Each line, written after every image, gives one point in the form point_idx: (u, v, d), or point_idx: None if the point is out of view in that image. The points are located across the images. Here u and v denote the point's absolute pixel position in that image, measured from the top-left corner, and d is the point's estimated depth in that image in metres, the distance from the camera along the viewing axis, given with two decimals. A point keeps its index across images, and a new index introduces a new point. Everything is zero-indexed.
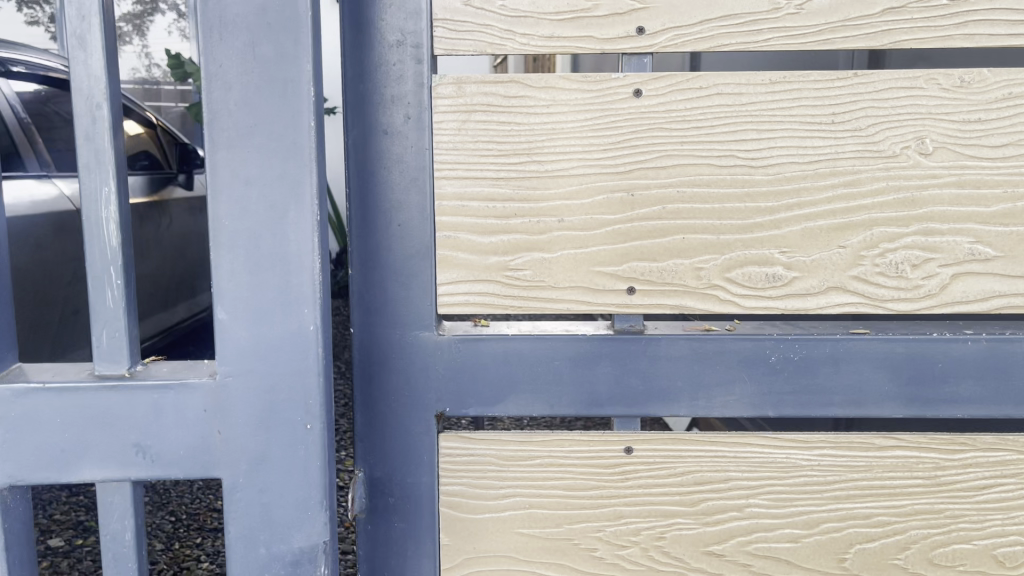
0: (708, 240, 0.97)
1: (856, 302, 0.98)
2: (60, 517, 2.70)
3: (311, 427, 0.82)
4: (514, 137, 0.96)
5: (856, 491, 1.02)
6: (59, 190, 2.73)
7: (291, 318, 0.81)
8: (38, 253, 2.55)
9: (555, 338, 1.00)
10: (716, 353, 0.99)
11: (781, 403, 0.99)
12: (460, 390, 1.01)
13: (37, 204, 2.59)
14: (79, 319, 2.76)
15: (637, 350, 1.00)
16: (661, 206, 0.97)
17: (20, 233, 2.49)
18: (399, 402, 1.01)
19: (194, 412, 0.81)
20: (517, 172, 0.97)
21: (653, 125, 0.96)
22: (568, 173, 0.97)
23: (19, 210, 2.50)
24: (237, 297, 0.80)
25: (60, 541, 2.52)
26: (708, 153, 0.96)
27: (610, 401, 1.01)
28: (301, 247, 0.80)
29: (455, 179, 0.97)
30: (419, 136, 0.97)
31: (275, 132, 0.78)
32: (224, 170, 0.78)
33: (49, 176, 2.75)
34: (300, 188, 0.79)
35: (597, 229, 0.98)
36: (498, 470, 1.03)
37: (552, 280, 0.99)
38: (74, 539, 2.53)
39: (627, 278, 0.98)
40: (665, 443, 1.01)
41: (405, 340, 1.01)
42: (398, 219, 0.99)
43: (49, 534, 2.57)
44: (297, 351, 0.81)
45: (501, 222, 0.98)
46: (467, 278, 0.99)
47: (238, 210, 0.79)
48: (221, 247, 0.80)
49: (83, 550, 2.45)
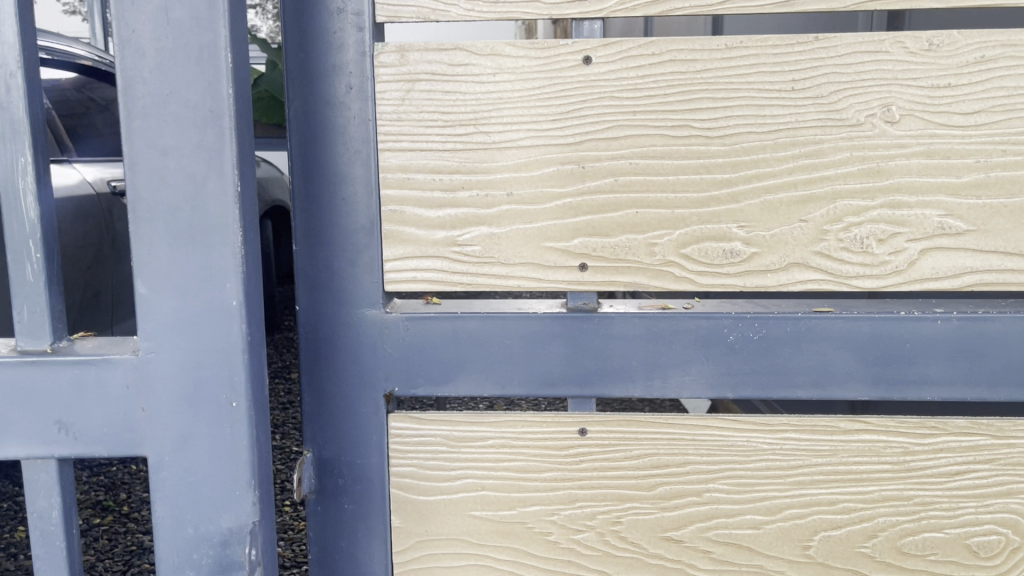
0: (661, 214, 0.93)
1: (820, 280, 0.94)
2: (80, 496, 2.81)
3: (236, 405, 0.80)
4: (459, 107, 0.93)
5: (821, 477, 0.97)
6: (80, 174, 2.73)
7: (212, 293, 0.78)
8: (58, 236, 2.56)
9: (505, 317, 0.97)
10: (672, 332, 0.95)
11: (740, 385, 0.95)
12: (408, 369, 0.98)
13: (58, 188, 2.60)
14: (100, 303, 2.76)
15: (589, 328, 0.96)
16: (612, 178, 0.93)
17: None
18: (347, 381, 0.99)
19: (117, 388, 0.80)
20: (463, 144, 0.93)
21: (604, 94, 0.92)
22: (515, 145, 0.93)
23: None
24: (158, 271, 0.78)
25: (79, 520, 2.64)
26: (662, 123, 0.92)
27: (562, 380, 0.97)
28: (221, 219, 0.77)
29: (400, 151, 0.94)
30: (362, 106, 0.94)
31: (192, 100, 0.76)
32: (141, 140, 0.77)
33: (69, 161, 2.74)
34: (218, 157, 0.76)
35: (546, 203, 0.94)
36: (449, 452, 1.00)
37: (501, 257, 0.96)
38: (92, 518, 2.65)
39: (578, 254, 0.95)
40: (620, 425, 0.98)
41: (351, 318, 0.98)
42: (343, 193, 0.96)
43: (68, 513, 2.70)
44: (219, 327, 0.79)
45: (447, 196, 0.95)
46: (415, 254, 0.96)
47: (156, 182, 0.77)
48: (140, 220, 0.78)
49: (101, 528, 2.58)
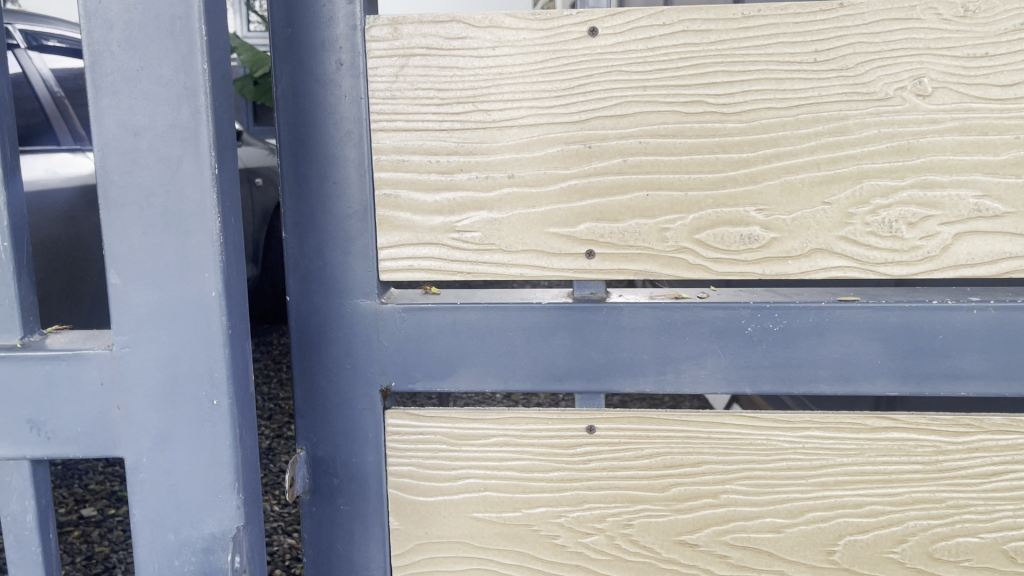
0: (674, 197, 0.87)
1: (845, 267, 0.87)
2: (95, 487, 2.80)
3: (217, 403, 0.75)
4: (456, 84, 0.87)
5: (846, 477, 0.91)
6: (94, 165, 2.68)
7: (190, 283, 0.73)
8: (72, 226, 2.50)
9: (507, 308, 0.91)
10: (685, 323, 0.89)
11: (758, 379, 0.89)
12: (405, 363, 0.93)
13: (73, 177, 2.55)
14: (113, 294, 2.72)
15: (597, 319, 0.90)
16: (621, 158, 0.87)
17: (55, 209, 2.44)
18: (341, 376, 0.94)
19: (90, 385, 0.75)
20: (461, 123, 0.87)
21: (611, 68, 0.85)
22: (517, 124, 0.87)
23: (51, 184, 2.45)
24: (131, 260, 0.73)
25: (93, 511, 2.63)
26: (674, 98, 0.85)
27: (569, 375, 0.91)
28: (198, 204, 0.72)
29: (394, 132, 0.89)
30: (353, 84, 0.88)
31: (164, 76, 0.70)
32: (111, 120, 0.72)
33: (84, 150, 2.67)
34: (193, 137, 0.71)
35: (550, 186, 0.88)
36: (450, 450, 0.94)
37: (503, 243, 0.90)
38: (107, 508, 2.65)
39: (585, 240, 0.89)
40: (631, 423, 0.92)
41: (344, 309, 0.93)
42: (336, 176, 0.90)
43: (82, 503, 2.70)
44: (198, 320, 0.74)
45: (445, 178, 0.89)
46: (412, 241, 0.91)
47: (127, 164, 0.72)
48: (112, 205, 0.73)
49: (115, 520, 2.57)
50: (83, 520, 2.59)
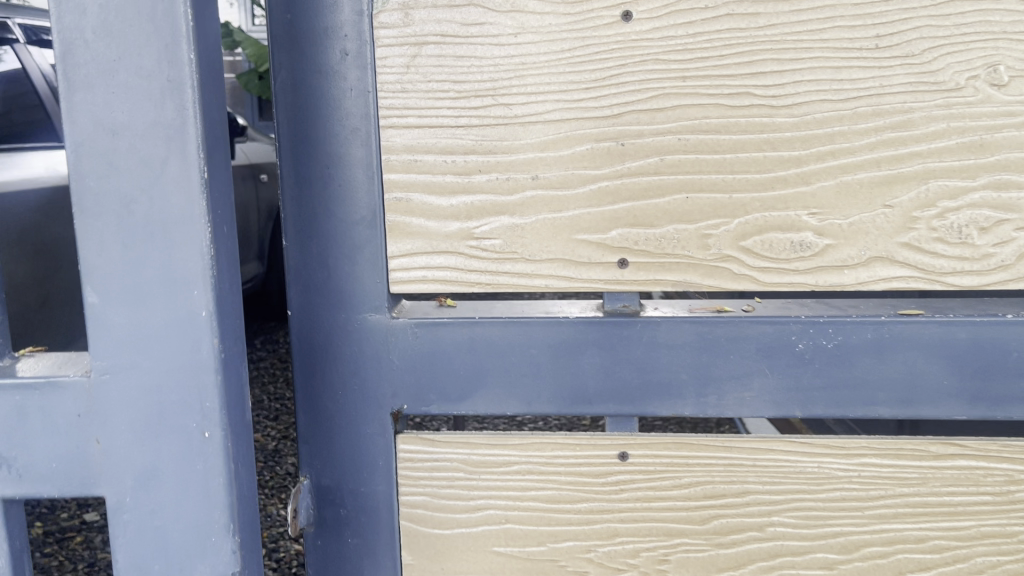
0: (717, 200, 0.78)
1: (907, 277, 0.78)
2: None
3: (208, 436, 0.67)
4: (474, 75, 0.78)
5: (906, 509, 0.82)
6: None
7: (176, 302, 0.65)
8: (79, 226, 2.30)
9: (531, 323, 0.82)
10: (729, 340, 0.80)
11: (810, 402, 0.80)
12: (418, 384, 0.84)
13: None
14: None
15: (631, 335, 0.81)
16: (658, 157, 0.78)
17: (60, 210, 2.22)
18: (347, 397, 0.85)
19: (66, 417, 0.67)
20: (479, 118, 0.79)
21: (647, 56, 0.76)
22: (542, 120, 0.78)
23: (54, 180, 2.21)
24: (109, 276, 0.65)
25: (96, 516, 2.56)
26: (717, 89, 0.76)
27: (599, 397, 0.82)
28: (184, 212, 0.63)
29: (404, 129, 0.80)
30: (360, 76, 0.79)
31: (145, 67, 0.62)
32: (85, 118, 0.63)
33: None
34: (178, 136, 0.63)
35: (578, 187, 0.79)
36: (467, 478, 0.85)
37: (526, 251, 0.81)
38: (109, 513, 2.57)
39: (617, 248, 0.80)
40: (668, 449, 0.83)
41: (351, 324, 0.84)
42: (341, 178, 0.81)
43: (85, 508, 2.62)
44: (186, 343, 0.65)
45: (461, 180, 0.80)
46: (425, 249, 0.82)
47: (104, 168, 0.63)
48: (87, 214, 0.64)
49: None
50: (86, 525, 2.52)
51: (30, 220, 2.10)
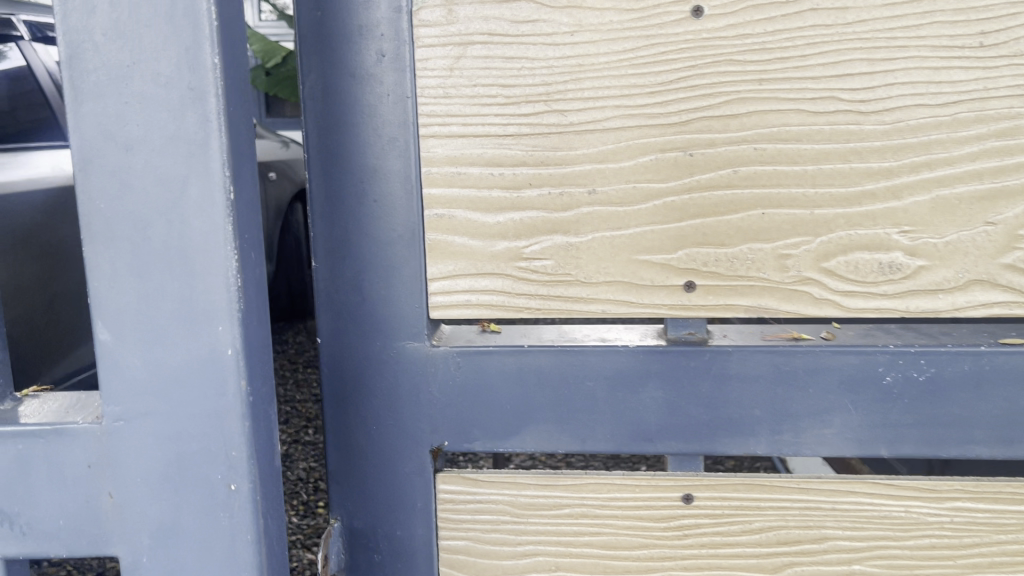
0: (796, 216, 0.70)
1: (1010, 303, 0.70)
2: None
3: (235, 489, 0.59)
4: (525, 78, 0.70)
5: (1003, 559, 0.74)
6: None
7: (199, 339, 0.57)
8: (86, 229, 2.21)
9: (586, 351, 0.74)
10: (807, 371, 0.72)
11: (898, 441, 0.72)
12: (461, 419, 0.76)
13: None
14: None
15: (699, 365, 0.73)
16: (730, 169, 0.70)
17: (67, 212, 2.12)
18: (381, 434, 0.78)
19: (75, 467, 0.60)
20: (530, 127, 0.71)
21: (720, 56, 0.68)
22: (601, 128, 0.70)
23: (60, 180, 2.11)
24: (123, 311, 0.57)
25: None
26: (798, 94, 0.68)
27: (663, 434, 0.75)
28: (207, 237, 0.56)
29: (447, 138, 0.72)
30: (398, 79, 0.71)
31: (163, 72, 0.54)
32: (94, 131, 0.55)
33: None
34: (201, 151, 0.55)
35: (641, 203, 0.71)
36: (515, 522, 0.78)
37: (582, 273, 0.73)
38: None
39: (684, 270, 0.72)
40: (737, 491, 0.75)
41: (387, 353, 0.76)
42: (375, 194, 0.74)
43: None
44: (209, 385, 0.58)
45: (510, 195, 0.72)
46: (468, 271, 0.74)
47: (115, 188, 0.56)
48: (97, 241, 0.57)
49: None
50: None
51: (34, 220, 1.97)
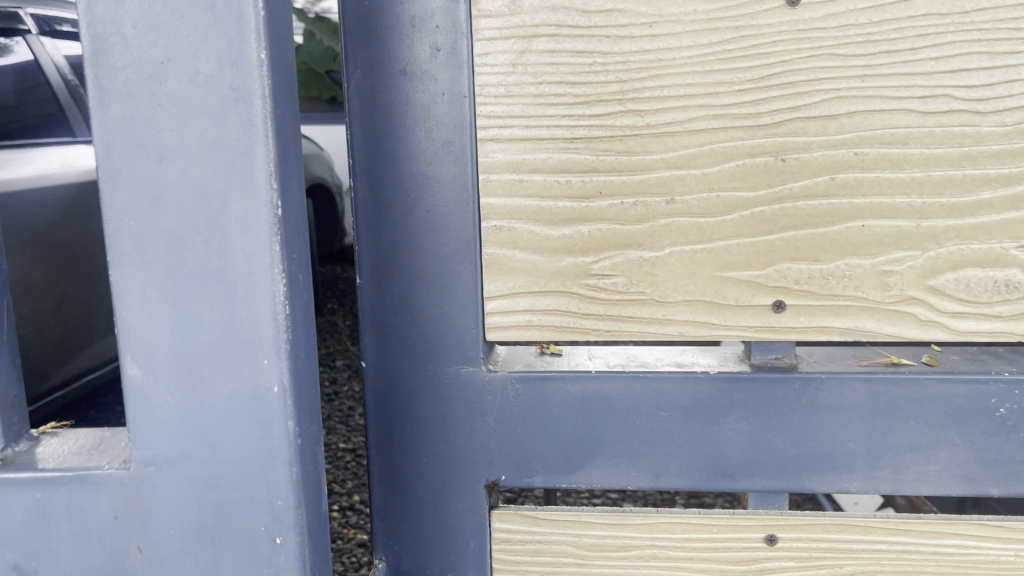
0: (901, 229, 0.63)
1: None
2: None
3: (281, 542, 0.52)
4: (598, 75, 0.62)
5: None
6: None
7: (241, 375, 0.50)
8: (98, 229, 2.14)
9: (661, 378, 0.67)
10: (910, 402, 0.65)
11: (1011, 479, 0.65)
12: (520, 452, 0.69)
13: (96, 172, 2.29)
14: None
15: (787, 393, 0.66)
16: (827, 176, 0.62)
17: (79, 211, 2.05)
18: (431, 467, 0.70)
19: (100, 518, 0.53)
20: (602, 129, 0.63)
21: (819, 49, 0.61)
22: (682, 131, 0.63)
23: (69, 179, 2.03)
24: (155, 343, 0.50)
25: None
26: (906, 92, 0.61)
27: (745, 470, 0.67)
28: (251, 259, 0.49)
29: (508, 142, 0.65)
30: (453, 76, 0.64)
31: (201, 71, 0.47)
32: (122, 139, 0.48)
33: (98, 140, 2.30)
34: (245, 161, 0.48)
35: (725, 214, 0.64)
36: (578, 565, 0.71)
37: (657, 291, 0.65)
38: None
39: (772, 288, 0.65)
40: (827, 533, 0.68)
41: (438, 380, 0.69)
42: (427, 203, 0.66)
43: None
44: (253, 427, 0.51)
45: (578, 206, 0.64)
46: (530, 289, 0.67)
47: (146, 203, 0.49)
48: (125, 264, 0.49)
49: None
50: None
51: (44, 219, 1.90)
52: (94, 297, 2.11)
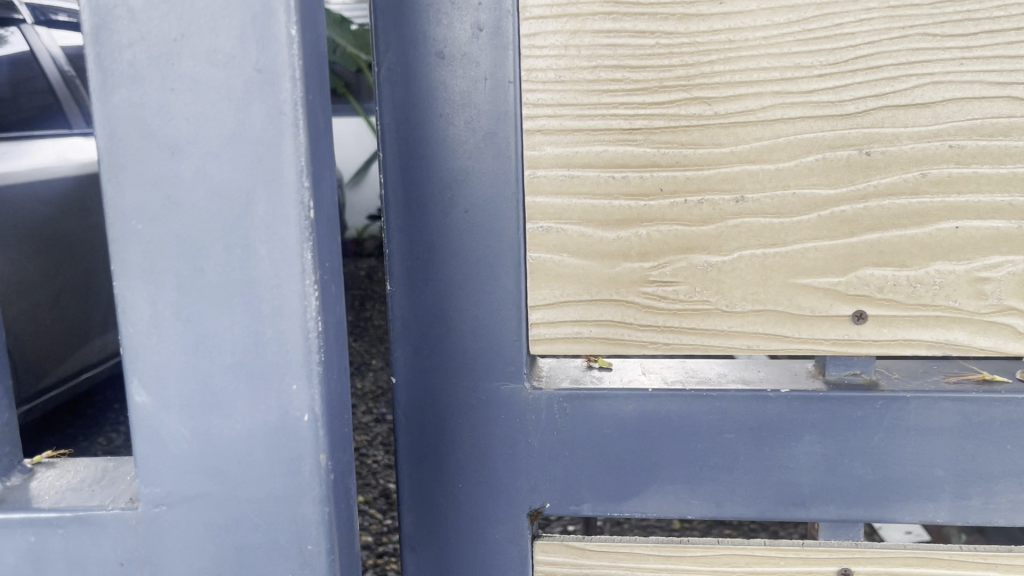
0: (1001, 231, 0.56)
1: None
2: None
3: None
4: (660, 59, 0.56)
5: None
6: None
7: (265, 402, 0.43)
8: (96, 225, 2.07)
9: (726, 397, 0.60)
10: (1005, 423, 0.58)
11: None
12: (567, 477, 0.62)
13: None
14: None
15: (868, 415, 0.59)
16: (918, 172, 0.55)
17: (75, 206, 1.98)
18: (467, 492, 0.64)
19: (105, 565, 0.46)
20: (664, 119, 0.57)
21: (913, 28, 0.54)
22: (755, 120, 0.56)
23: (65, 171, 1.96)
24: (167, 366, 0.43)
25: None
26: (1011, 77, 0.54)
27: (818, 498, 0.61)
28: (279, 269, 0.42)
29: (558, 134, 0.58)
30: (497, 59, 0.57)
31: (221, 49, 0.40)
32: (128, 129, 0.41)
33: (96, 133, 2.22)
34: (271, 155, 0.41)
35: (802, 214, 0.57)
36: None
37: (724, 300, 0.59)
38: None
39: (852, 297, 0.58)
40: (907, 566, 0.61)
41: (477, 397, 0.62)
42: (465, 202, 0.59)
43: None
44: (278, 462, 0.44)
45: (637, 205, 0.58)
46: (581, 297, 0.60)
47: (156, 205, 0.42)
48: (133, 275, 0.43)
49: None
50: None
51: (38, 214, 1.83)
52: (91, 294, 2.04)
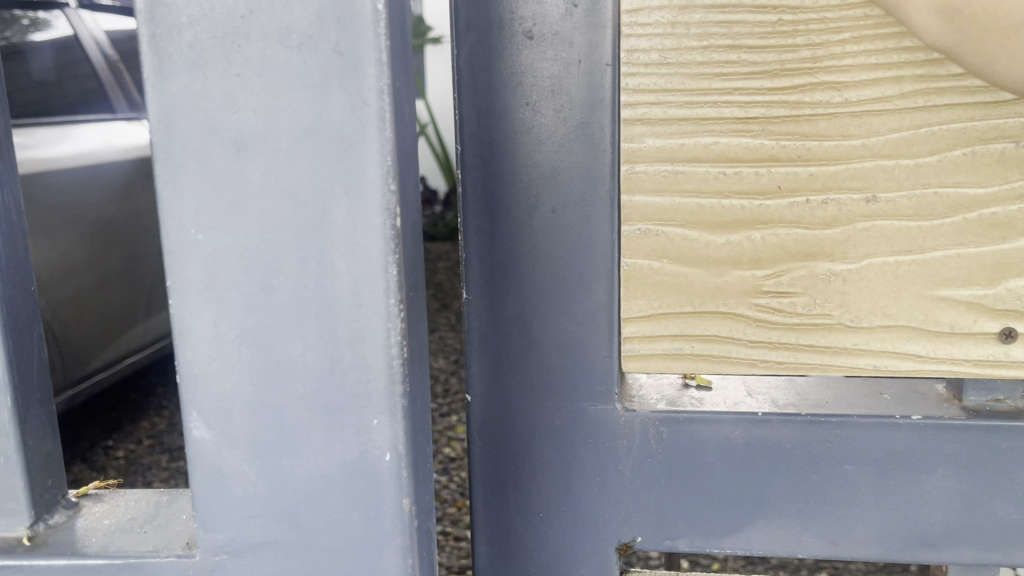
0: None
1: None
2: None
3: None
4: (785, 37, 0.49)
5: None
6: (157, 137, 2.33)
7: (341, 440, 0.37)
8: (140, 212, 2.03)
9: (848, 424, 0.53)
10: None
11: None
12: (662, 510, 0.56)
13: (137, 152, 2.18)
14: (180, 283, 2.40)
15: (1013, 446, 0.52)
16: None
17: (120, 192, 1.94)
18: (550, 522, 0.58)
19: None
20: (786, 107, 0.49)
21: None
22: (892, 109, 0.48)
23: (109, 156, 1.92)
24: (230, 396, 0.38)
25: None
26: None
27: (951, 538, 0.54)
28: (358, 286, 0.36)
29: (660, 124, 0.51)
30: (593, 39, 0.50)
31: (295, 27, 0.34)
32: (188, 123, 0.35)
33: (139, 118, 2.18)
34: (353, 153, 0.35)
35: (945, 217, 0.49)
36: None
37: (848, 314, 0.52)
38: None
39: (1000, 311, 0.51)
40: None
41: (562, 418, 0.56)
42: (553, 201, 0.53)
43: None
44: (355, 509, 0.38)
45: (751, 205, 0.51)
46: (683, 309, 0.53)
47: (220, 211, 0.36)
48: (193, 292, 0.37)
49: None
50: None
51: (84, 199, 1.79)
52: (134, 278, 2.00)
